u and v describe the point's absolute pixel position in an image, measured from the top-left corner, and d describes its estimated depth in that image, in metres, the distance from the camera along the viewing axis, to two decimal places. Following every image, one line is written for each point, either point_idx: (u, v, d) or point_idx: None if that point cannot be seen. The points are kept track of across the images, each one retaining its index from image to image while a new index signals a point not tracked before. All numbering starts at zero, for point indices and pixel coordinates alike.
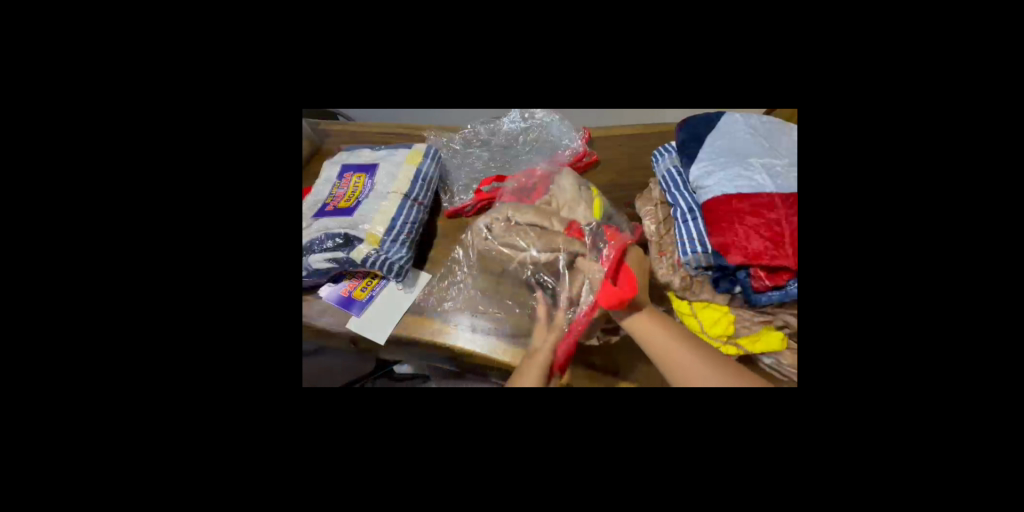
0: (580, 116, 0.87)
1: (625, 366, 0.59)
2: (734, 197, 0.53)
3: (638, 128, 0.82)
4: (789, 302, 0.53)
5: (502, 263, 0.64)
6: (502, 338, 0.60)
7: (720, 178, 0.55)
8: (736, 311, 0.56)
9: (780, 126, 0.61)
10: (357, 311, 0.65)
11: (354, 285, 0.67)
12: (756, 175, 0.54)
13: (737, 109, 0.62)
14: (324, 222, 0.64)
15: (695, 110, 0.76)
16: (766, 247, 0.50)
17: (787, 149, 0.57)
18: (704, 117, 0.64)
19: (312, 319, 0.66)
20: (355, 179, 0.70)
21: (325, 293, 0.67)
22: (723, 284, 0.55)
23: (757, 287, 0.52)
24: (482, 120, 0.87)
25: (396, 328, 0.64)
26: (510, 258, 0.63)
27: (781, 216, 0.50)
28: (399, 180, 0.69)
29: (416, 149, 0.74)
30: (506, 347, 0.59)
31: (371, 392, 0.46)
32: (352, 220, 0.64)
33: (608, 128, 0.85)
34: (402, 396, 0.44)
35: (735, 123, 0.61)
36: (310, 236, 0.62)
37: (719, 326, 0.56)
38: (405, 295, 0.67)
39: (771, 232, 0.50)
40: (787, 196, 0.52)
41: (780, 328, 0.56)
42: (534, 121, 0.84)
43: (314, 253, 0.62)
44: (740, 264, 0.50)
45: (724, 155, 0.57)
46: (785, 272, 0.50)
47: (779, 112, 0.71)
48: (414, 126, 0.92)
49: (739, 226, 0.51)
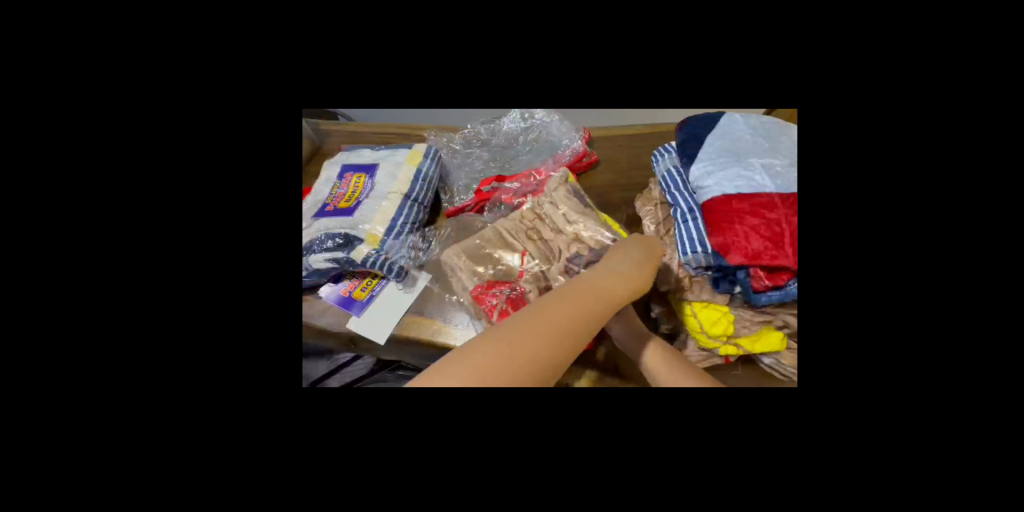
0: (580, 116, 0.87)
1: (625, 367, 0.59)
2: (734, 197, 0.53)
3: (638, 128, 0.82)
4: (789, 302, 0.53)
5: (497, 263, 0.63)
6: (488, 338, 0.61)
7: (720, 178, 0.55)
8: (736, 311, 0.56)
9: (780, 126, 0.61)
10: (357, 311, 0.65)
11: (354, 285, 0.67)
12: (756, 175, 0.54)
13: (737, 109, 0.62)
14: (324, 222, 0.64)
15: (695, 111, 0.76)
16: (766, 247, 0.50)
17: (787, 149, 0.57)
18: (704, 117, 0.64)
19: (312, 319, 0.66)
20: (355, 179, 0.70)
21: (325, 293, 0.67)
22: (723, 285, 0.55)
23: (757, 287, 0.52)
24: (482, 120, 0.87)
25: (396, 328, 0.64)
26: (507, 260, 0.63)
27: (781, 216, 0.50)
28: (399, 180, 0.69)
29: (416, 149, 0.74)
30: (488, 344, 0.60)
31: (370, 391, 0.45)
32: (352, 220, 0.64)
33: (608, 128, 0.85)
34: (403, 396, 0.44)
35: (735, 123, 0.61)
36: (310, 236, 0.62)
37: (719, 326, 0.56)
38: (405, 295, 0.67)
39: (771, 232, 0.50)
40: (787, 196, 0.52)
41: (780, 328, 0.56)
42: (534, 121, 0.84)
43: (314, 253, 0.62)
44: (740, 264, 0.50)
45: (724, 156, 0.57)
46: (785, 272, 0.50)
47: (779, 112, 0.71)
48: (414, 126, 0.92)
49: (739, 226, 0.51)
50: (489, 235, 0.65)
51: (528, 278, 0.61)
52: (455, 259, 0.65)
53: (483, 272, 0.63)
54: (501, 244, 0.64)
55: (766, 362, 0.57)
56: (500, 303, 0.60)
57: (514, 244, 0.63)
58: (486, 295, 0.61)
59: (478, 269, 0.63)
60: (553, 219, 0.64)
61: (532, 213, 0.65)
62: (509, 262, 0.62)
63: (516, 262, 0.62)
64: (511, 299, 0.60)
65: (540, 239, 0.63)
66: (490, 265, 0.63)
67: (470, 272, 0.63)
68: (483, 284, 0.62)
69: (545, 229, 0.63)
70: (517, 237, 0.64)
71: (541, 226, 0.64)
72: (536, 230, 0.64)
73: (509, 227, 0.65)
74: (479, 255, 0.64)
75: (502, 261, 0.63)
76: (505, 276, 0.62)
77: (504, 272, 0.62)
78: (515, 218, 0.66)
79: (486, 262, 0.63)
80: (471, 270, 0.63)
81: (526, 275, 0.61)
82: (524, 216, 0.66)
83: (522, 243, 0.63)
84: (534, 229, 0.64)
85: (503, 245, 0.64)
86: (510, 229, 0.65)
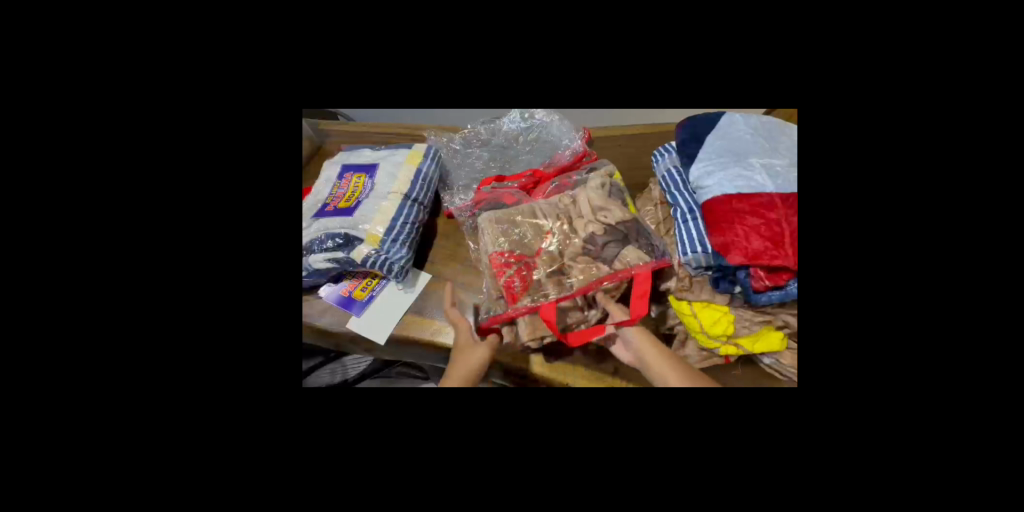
0: (580, 116, 0.87)
1: (625, 368, 0.58)
2: (734, 197, 0.53)
3: (638, 128, 0.82)
4: (789, 302, 0.53)
5: (521, 234, 0.63)
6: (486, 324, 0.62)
7: (720, 178, 0.55)
8: (736, 311, 0.56)
9: (780, 126, 0.61)
10: (357, 311, 0.65)
11: (354, 285, 0.67)
12: (756, 175, 0.54)
13: (737, 109, 0.62)
14: (324, 222, 0.64)
15: (695, 111, 0.76)
16: (766, 247, 0.50)
17: (787, 149, 0.57)
18: (704, 117, 0.64)
19: (312, 319, 0.66)
20: (355, 179, 0.70)
21: (325, 293, 0.67)
22: (723, 284, 0.55)
23: (757, 287, 0.52)
24: (482, 120, 0.86)
25: (396, 328, 0.64)
26: (530, 235, 0.63)
27: (781, 216, 0.50)
28: (399, 180, 0.69)
29: (416, 149, 0.74)
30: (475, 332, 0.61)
31: (369, 390, 0.45)
32: (352, 220, 0.64)
33: (608, 128, 0.85)
34: (403, 395, 0.44)
35: (735, 123, 0.61)
36: (311, 236, 0.62)
37: (719, 326, 0.56)
38: (405, 295, 0.67)
39: (771, 232, 0.50)
40: (787, 196, 0.52)
41: (780, 328, 0.56)
42: (534, 121, 0.84)
43: (314, 253, 0.62)
44: (740, 264, 0.50)
45: (724, 156, 0.57)
46: (785, 272, 0.50)
47: (779, 112, 0.71)
48: (414, 126, 0.92)
49: (739, 226, 0.51)
50: (523, 209, 0.66)
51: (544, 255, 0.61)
52: (484, 223, 0.66)
53: (506, 239, 0.63)
54: (532, 221, 0.64)
55: (767, 362, 0.57)
56: (507, 273, 0.60)
57: (540, 222, 0.64)
58: (499, 261, 0.61)
59: (498, 236, 0.63)
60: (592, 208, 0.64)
61: (568, 200, 0.65)
62: (535, 237, 0.63)
63: (540, 240, 0.62)
64: (519, 270, 0.60)
65: (573, 225, 0.63)
66: (513, 235, 0.63)
67: (495, 237, 0.63)
68: (499, 250, 0.62)
69: (579, 214, 0.63)
70: (545, 218, 0.64)
71: (577, 213, 0.64)
72: (567, 214, 0.64)
73: (543, 207, 0.66)
74: (508, 223, 0.64)
75: (528, 235, 0.63)
76: (522, 249, 0.62)
77: (521, 245, 0.62)
78: (553, 202, 0.66)
79: (512, 232, 0.63)
80: (491, 236, 0.63)
81: (546, 252, 0.61)
82: (560, 200, 0.66)
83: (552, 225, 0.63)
84: (563, 213, 0.64)
85: (531, 221, 0.64)
86: (545, 209, 0.65)
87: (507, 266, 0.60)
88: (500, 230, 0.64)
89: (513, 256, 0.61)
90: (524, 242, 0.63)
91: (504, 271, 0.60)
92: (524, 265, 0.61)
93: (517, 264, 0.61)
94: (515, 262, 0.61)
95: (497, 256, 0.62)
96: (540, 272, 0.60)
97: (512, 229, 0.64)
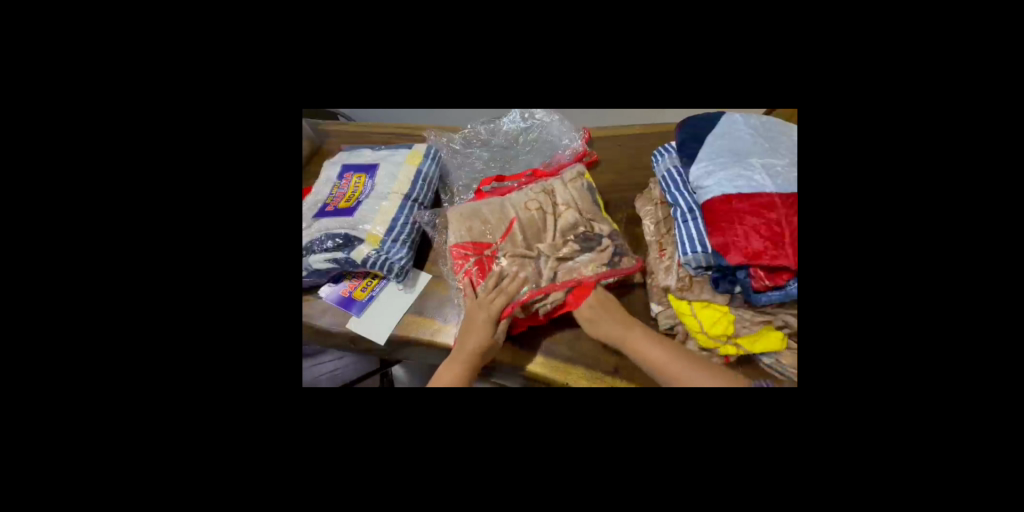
0: (580, 116, 0.87)
1: (625, 367, 0.57)
2: (734, 197, 0.53)
3: (638, 128, 0.83)
4: (789, 302, 0.53)
5: (485, 223, 0.65)
6: (439, 319, 0.65)
7: (720, 178, 0.55)
8: (736, 311, 0.57)
9: (780, 126, 0.61)
10: (357, 311, 0.65)
11: (354, 285, 0.67)
12: (756, 175, 0.54)
13: (737, 109, 0.62)
14: (324, 222, 0.64)
15: (695, 111, 0.76)
16: (766, 247, 0.50)
17: (787, 149, 0.57)
18: (704, 117, 0.64)
19: (312, 319, 0.66)
20: (355, 179, 0.70)
21: (325, 293, 0.67)
22: (723, 284, 0.55)
23: (757, 287, 0.52)
24: (482, 120, 0.87)
25: (396, 328, 0.64)
26: (495, 225, 0.64)
27: (781, 216, 0.50)
28: (399, 181, 0.69)
29: (416, 149, 0.74)
30: (439, 326, 0.64)
31: (369, 389, 0.45)
32: (353, 220, 0.64)
33: (609, 128, 0.85)
34: (404, 396, 0.44)
35: (735, 124, 0.61)
36: (311, 236, 0.62)
37: (719, 326, 0.56)
38: (405, 295, 0.67)
39: (771, 232, 0.50)
40: (787, 196, 0.52)
41: (780, 328, 0.55)
42: (534, 121, 0.84)
43: (314, 253, 0.62)
44: (740, 263, 0.50)
45: (724, 156, 0.57)
46: (785, 272, 0.50)
47: (779, 112, 0.72)
48: (415, 126, 0.92)
49: (739, 226, 0.51)
50: (494, 201, 0.67)
51: (506, 247, 0.63)
52: (450, 210, 0.68)
53: (467, 229, 0.64)
54: (499, 211, 0.65)
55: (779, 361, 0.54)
56: (470, 265, 0.62)
57: (508, 210, 0.65)
58: (460, 255, 0.63)
59: (462, 227, 0.64)
60: (562, 201, 0.65)
61: (539, 188, 0.67)
62: (499, 227, 0.64)
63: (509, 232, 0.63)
64: (479, 263, 0.62)
65: (540, 214, 0.64)
66: (478, 224, 0.65)
67: (459, 225, 0.65)
68: (461, 244, 0.64)
69: (548, 205, 0.65)
70: (515, 210, 0.65)
71: (546, 203, 0.65)
72: (537, 202, 0.65)
73: (512, 196, 0.67)
74: (473, 210, 0.66)
75: (490, 224, 0.64)
76: (486, 239, 0.63)
77: (486, 233, 0.64)
78: (526, 193, 0.67)
79: (475, 220, 0.65)
80: (456, 227, 0.65)
81: (509, 243, 0.63)
82: (530, 192, 0.67)
83: (524, 219, 0.64)
84: (534, 202, 0.65)
85: (498, 210, 0.65)
86: (516, 202, 0.66)
87: (469, 260, 0.62)
88: (465, 216, 0.65)
89: (478, 245, 0.63)
90: (488, 229, 0.64)
91: (466, 261, 0.63)
92: (486, 256, 0.63)
93: (479, 258, 0.63)
94: (476, 254, 0.63)
95: (461, 249, 0.63)
96: (505, 261, 0.62)
97: (479, 215, 0.65)
